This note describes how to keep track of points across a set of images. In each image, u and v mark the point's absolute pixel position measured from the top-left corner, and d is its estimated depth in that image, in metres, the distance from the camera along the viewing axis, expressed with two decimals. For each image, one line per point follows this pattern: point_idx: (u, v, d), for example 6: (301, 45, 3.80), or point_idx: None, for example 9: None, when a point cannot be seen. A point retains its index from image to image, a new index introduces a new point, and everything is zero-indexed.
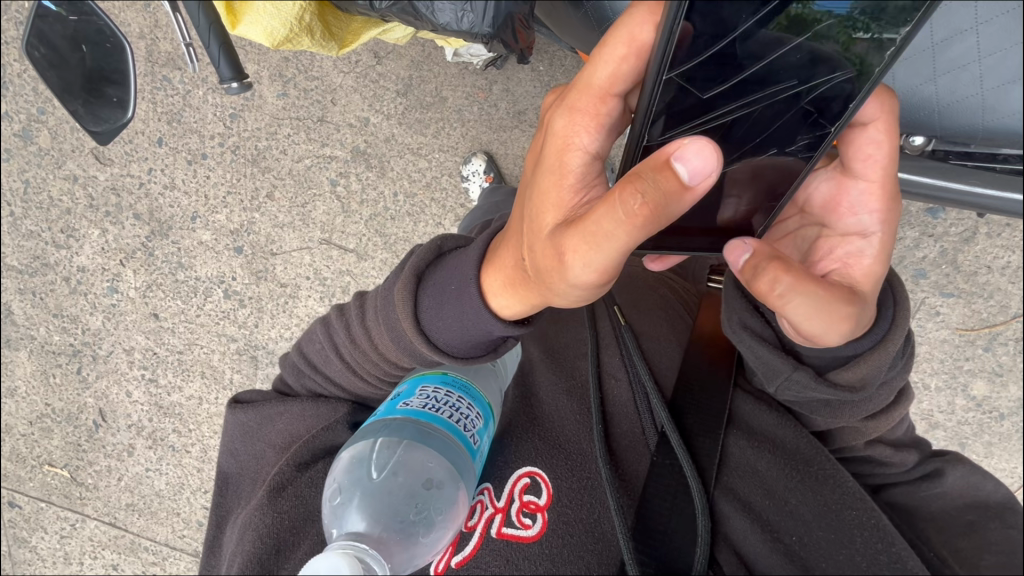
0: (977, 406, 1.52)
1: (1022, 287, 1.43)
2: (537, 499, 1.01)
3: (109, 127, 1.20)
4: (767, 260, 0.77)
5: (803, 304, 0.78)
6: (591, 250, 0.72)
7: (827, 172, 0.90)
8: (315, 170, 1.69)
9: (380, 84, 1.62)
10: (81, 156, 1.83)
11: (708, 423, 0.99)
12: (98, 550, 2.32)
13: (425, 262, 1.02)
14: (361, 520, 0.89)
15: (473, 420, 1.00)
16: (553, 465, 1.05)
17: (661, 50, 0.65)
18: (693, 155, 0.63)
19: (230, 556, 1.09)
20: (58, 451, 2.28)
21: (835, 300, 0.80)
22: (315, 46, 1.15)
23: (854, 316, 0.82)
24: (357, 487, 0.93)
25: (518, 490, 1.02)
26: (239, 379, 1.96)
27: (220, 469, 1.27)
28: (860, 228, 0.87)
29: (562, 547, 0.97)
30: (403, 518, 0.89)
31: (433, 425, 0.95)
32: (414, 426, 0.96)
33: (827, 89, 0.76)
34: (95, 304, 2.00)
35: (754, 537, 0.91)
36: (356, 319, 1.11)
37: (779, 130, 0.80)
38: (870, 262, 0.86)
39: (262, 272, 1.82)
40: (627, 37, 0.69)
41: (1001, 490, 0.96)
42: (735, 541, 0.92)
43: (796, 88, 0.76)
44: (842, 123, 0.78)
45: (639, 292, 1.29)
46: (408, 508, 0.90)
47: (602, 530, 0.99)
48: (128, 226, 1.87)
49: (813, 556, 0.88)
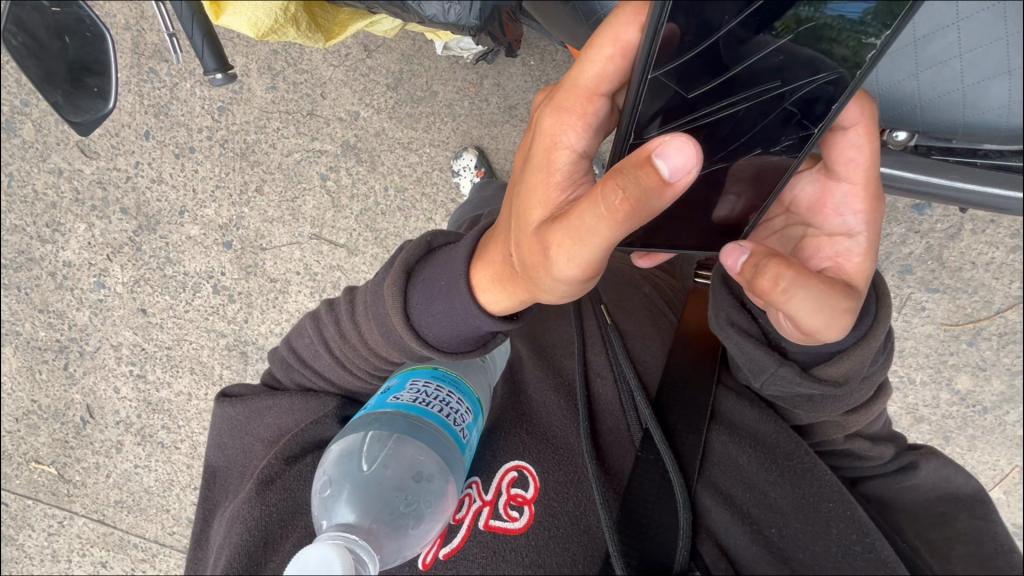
0: (961, 400, 1.54)
1: (1005, 283, 1.45)
2: (525, 492, 1.02)
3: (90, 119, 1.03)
4: (766, 257, 0.79)
5: (806, 298, 0.78)
6: (575, 245, 0.72)
7: (812, 173, 0.91)
8: (305, 165, 1.67)
9: (370, 78, 1.61)
10: (66, 149, 1.80)
11: (693, 418, 1.00)
12: (86, 547, 2.31)
13: (414, 258, 1.02)
14: (350, 512, 0.88)
15: (463, 414, 1.00)
16: (540, 459, 1.05)
17: (646, 50, 0.65)
18: (675, 151, 0.64)
19: (217, 549, 1.08)
20: (45, 448, 2.26)
21: (835, 292, 0.81)
22: (301, 36, 1.14)
23: (851, 311, 0.83)
24: (345, 480, 0.92)
25: (506, 483, 1.02)
26: (229, 375, 1.95)
27: (208, 463, 1.26)
28: (844, 228, 0.89)
29: (548, 538, 0.97)
30: (392, 510, 0.89)
31: (423, 419, 0.95)
32: (404, 420, 0.96)
33: (810, 90, 0.77)
34: (82, 299, 1.98)
35: (735, 529, 0.93)
36: (345, 314, 1.11)
37: (763, 131, 0.81)
38: (859, 259, 0.87)
39: (251, 267, 1.81)
40: (613, 38, 0.69)
41: (971, 483, 1.00)
42: (717, 534, 0.93)
43: (778, 89, 0.76)
44: (826, 124, 0.79)
45: (624, 291, 1.30)
46: (397, 501, 0.90)
47: (587, 523, 0.99)
48: (115, 220, 1.85)
49: (791, 547, 0.91)
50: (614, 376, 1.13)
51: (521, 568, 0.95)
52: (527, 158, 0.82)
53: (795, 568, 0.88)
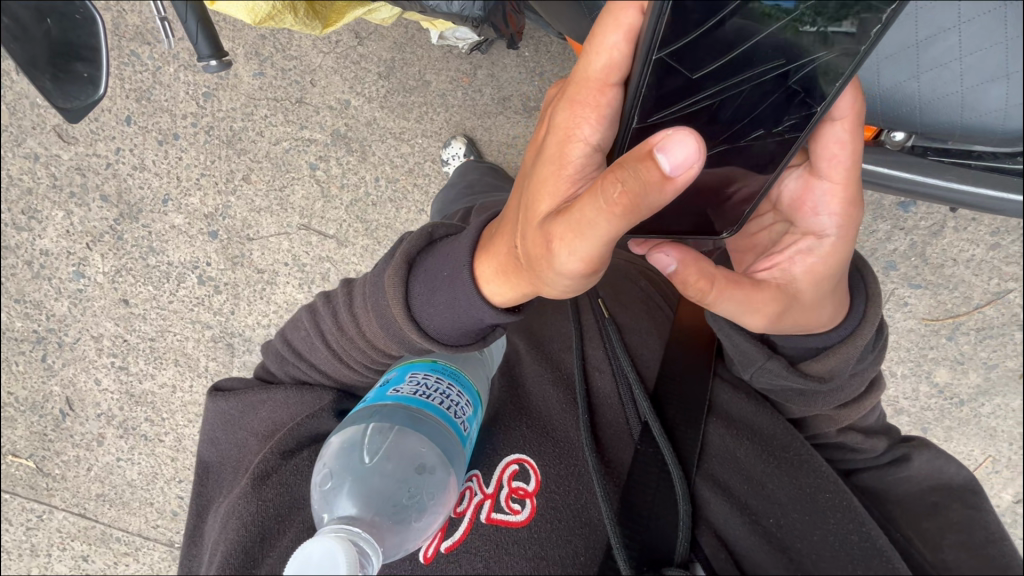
0: (939, 393, 1.59)
1: (984, 279, 1.49)
2: (526, 485, 1.02)
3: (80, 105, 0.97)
4: (692, 267, 0.84)
5: (727, 302, 0.88)
6: (576, 238, 0.72)
7: (798, 170, 0.91)
8: (294, 153, 1.64)
9: (361, 66, 1.58)
10: (42, 134, 1.74)
11: (689, 410, 1.02)
12: (67, 542, 2.26)
13: (416, 248, 1.01)
14: (351, 505, 0.87)
15: (463, 407, 1.00)
16: (541, 451, 1.06)
17: (650, 28, 0.65)
18: (677, 145, 0.62)
19: (212, 545, 1.07)
20: (22, 441, 2.20)
21: (761, 295, 0.88)
22: (298, 23, 1.11)
23: (781, 311, 0.89)
24: (347, 472, 0.92)
25: (507, 476, 1.03)
26: (215, 367, 1.92)
27: (201, 459, 1.25)
28: (818, 228, 0.90)
29: (550, 530, 0.98)
30: (395, 503, 0.89)
31: (424, 411, 0.95)
32: (405, 413, 0.95)
33: (814, 69, 0.76)
34: (60, 289, 1.92)
35: (735, 521, 0.95)
36: (345, 309, 1.10)
37: (767, 111, 0.81)
38: (817, 261, 0.89)
39: (238, 257, 1.77)
40: (623, 28, 0.68)
41: (960, 474, 1.02)
42: (717, 525, 0.96)
43: (781, 69, 0.76)
44: (829, 102, 0.79)
45: (621, 285, 1.31)
46: (399, 494, 0.89)
47: (587, 513, 1.00)
48: (95, 208, 1.79)
49: (791, 537, 0.94)
50: (613, 369, 1.13)
51: (523, 561, 0.95)
52: (539, 149, 0.82)
53: (794, 557, 0.91)
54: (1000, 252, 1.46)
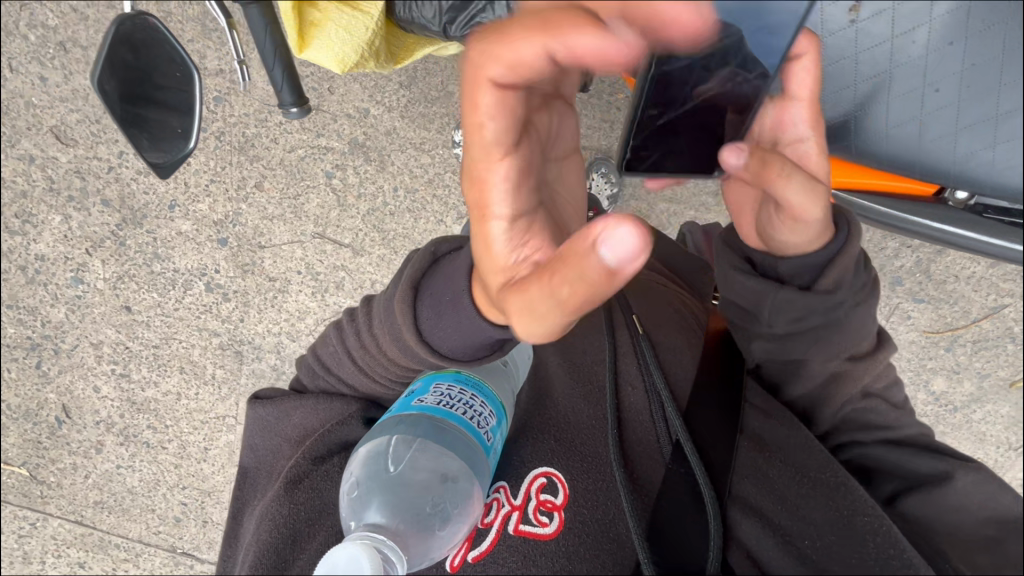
0: (936, 400, 1.67)
1: (982, 295, 1.57)
2: (554, 498, 1.03)
3: (171, 159, 1.10)
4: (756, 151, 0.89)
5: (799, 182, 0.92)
6: (528, 319, 0.75)
7: (771, 105, 0.94)
8: (309, 161, 1.61)
9: (382, 75, 1.55)
10: (37, 135, 1.65)
11: (724, 432, 1.06)
12: (62, 549, 2.21)
13: (420, 272, 1.02)
14: (378, 513, 0.90)
15: (486, 417, 1.01)
16: (575, 469, 1.07)
17: None
18: (618, 240, 0.62)
19: (247, 546, 1.07)
20: (14, 449, 2.13)
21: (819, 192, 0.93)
22: (375, 66, 1.17)
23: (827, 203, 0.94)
24: (374, 480, 0.94)
25: (535, 489, 1.05)
26: (222, 375, 1.89)
27: (239, 465, 1.24)
28: (798, 138, 0.96)
29: (578, 544, 0.99)
30: (419, 511, 0.90)
31: (448, 421, 0.96)
32: (429, 422, 0.97)
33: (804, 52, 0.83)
34: (57, 295, 1.85)
35: (766, 540, 0.99)
36: (366, 318, 1.10)
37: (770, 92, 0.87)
38: (817, 158, 0.95)
39: (248, 265, 1.74)
40: None
41: (1010, 504, 1.02)
42: (747, 545, 0.99)
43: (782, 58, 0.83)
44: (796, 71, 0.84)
45: (652, 296, 1.33)
46: (426, 500, 0.91)
47: (616, 530, 1.02)
48: (96, 212, 1.73)
49: (825, 558, 0.95)
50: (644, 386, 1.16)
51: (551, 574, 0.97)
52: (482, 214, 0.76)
53: None
54: (997, 269, 1.54)
